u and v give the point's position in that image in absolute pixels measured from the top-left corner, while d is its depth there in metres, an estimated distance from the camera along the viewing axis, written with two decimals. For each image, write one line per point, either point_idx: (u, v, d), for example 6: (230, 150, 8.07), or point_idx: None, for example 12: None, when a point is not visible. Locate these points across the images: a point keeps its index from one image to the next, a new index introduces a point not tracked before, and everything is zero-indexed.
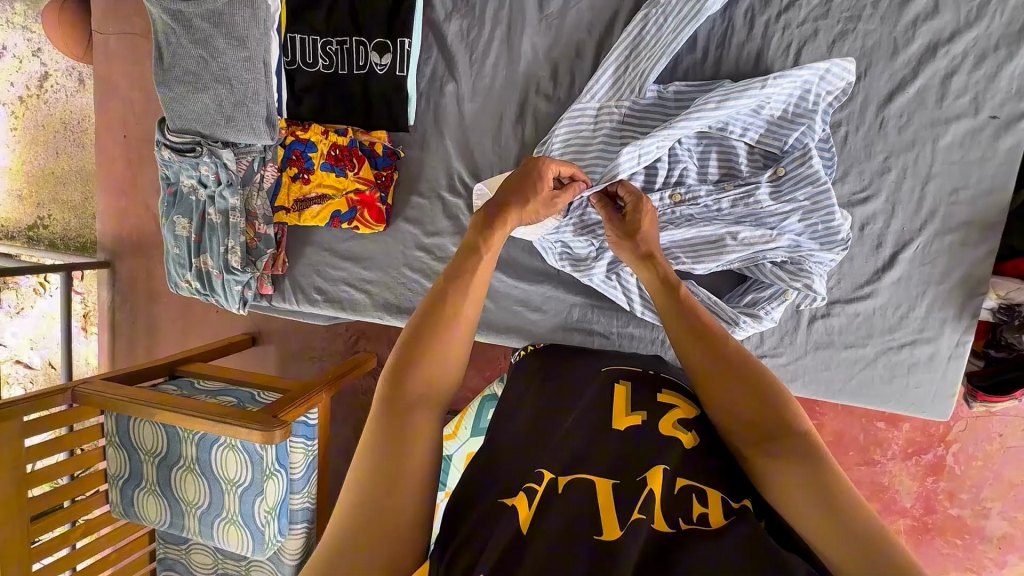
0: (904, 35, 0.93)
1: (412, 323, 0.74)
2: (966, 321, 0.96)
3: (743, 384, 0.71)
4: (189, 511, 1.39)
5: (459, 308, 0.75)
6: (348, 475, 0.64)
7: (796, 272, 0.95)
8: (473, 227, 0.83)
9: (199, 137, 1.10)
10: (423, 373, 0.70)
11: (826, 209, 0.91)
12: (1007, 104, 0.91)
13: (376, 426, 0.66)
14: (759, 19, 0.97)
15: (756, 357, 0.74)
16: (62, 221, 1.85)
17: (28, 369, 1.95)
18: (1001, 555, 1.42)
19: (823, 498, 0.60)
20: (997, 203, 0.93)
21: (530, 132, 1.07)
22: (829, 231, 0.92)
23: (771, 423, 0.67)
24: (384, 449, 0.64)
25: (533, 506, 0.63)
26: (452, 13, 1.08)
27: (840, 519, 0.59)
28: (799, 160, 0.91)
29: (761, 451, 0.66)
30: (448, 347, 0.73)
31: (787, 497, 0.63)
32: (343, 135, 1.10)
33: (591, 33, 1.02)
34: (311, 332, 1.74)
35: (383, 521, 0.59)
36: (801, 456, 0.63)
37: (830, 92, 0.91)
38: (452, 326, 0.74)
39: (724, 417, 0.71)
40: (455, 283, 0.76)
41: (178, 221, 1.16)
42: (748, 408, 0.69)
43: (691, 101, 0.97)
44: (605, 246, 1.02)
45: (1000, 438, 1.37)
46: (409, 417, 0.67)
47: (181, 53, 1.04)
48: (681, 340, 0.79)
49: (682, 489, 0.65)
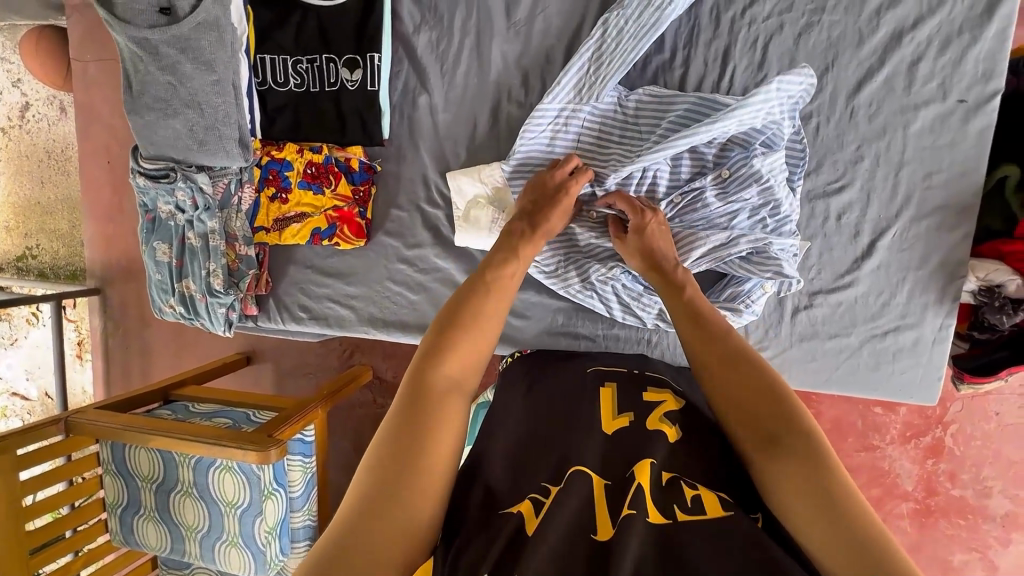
0: (868, 25, 0.94)
1: (445, 319, 0.76)
2: (948, 305, 0.97)
3: (761, 394, 0.70)
4: (189, 536, 1.39)
5: (491, 305, 0.78)
6: (366, 456, 0.64)
7: (764, 261, 0.95)
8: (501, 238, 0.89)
9: (173, 163, 1.10)
10: (452, 366, 0.72)
11: (772, 203, 0.94)
12: (974, 88, 0.91)
13: (400, 409, 0.67)
14: (724, 16, 0.98)
15: (765, 362, 0.73)
16: (51, 250, 1.85)
17: (24, 401, 1.93)
18: (1005, 534, 1.42)
19: (820, 498, 0.59)
20: (969, 185, 0.94)
21: (505, 140, 1.07)
22: (778, 220, 0.95)
23: (778, 423, 0.66)
24: (407, 425, 0.65)
25: (538, 515, 0.63)
26: (421, 25, 1.08)
27: (836, 519, 0.57)
28: (742, 162, 0.93)
29: (764, 449, 0.66)
30: (474, 346, 0.75)
31: (787, 500, 0.61)
32: (319, 152, 1.10)
33: (560, 38, 1.03)
34: (304, 348, 1.74)
35: (403, 500, 0.60)
36: (809, 470, 0.61)
37: (795, 95, 0.91)
38: (484, 328, 0.76)
39: (729, 415, 0.71)
40: (488, 285, 0.79)
41: (158, 247, 1.16)
42: (757, 407, 0.69)
43: (649, 112, 0.98)
44: (574, 261, 1.03)
45: (997, 417, 1.38)
46: (436, 402, 0.68)
47: (149, 81, 1.03)
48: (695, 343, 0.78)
49: (670, 480, 0.67)
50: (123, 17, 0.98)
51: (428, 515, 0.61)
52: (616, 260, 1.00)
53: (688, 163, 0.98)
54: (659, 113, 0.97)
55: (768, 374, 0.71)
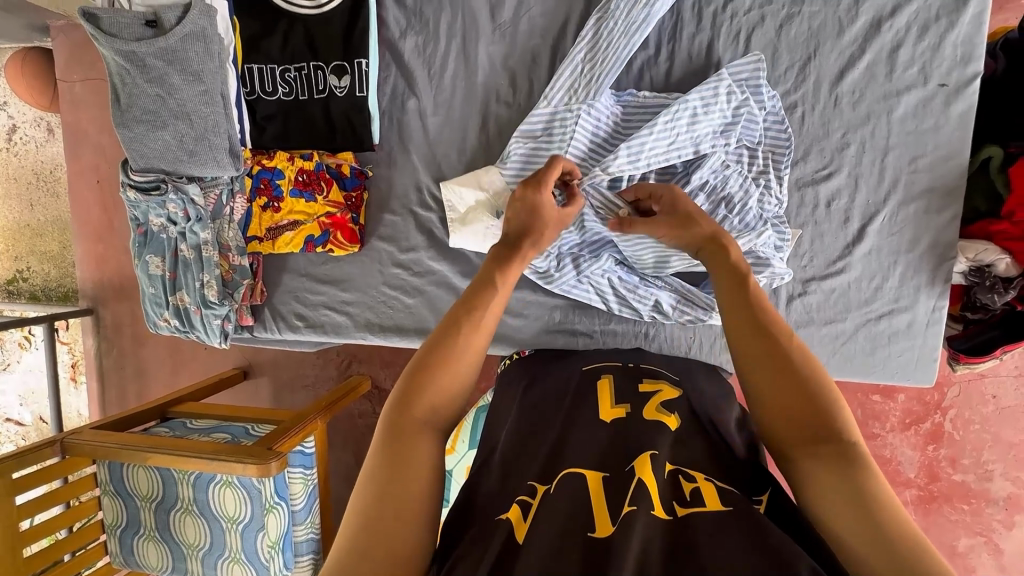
0: (848, 14, 0.95)
1: (420, 355, 0.72)
2: (939, 287, 0.98)
3: (805, 384, 0.66)
4: (191, 554, 1.37)
5: (476, 330, 0.74)
6: (348, 503, 0.63)
7: (754, 269, 0.97)
8: (493, 256, 0.82)
9: (163, 174, 1.09)
10: (430, 403, 0.69)
11: (725, 201, 0.96)
12: (954, 71, 0.93)
13: (382, 450, 0.66)
14: (706, 11, 0.99)
15: (814, 357, 0.69)
16: (43, 272, 1.83)
17: (20, 426, 1.90)
18: (1009, 517, 1.42)
19: (858, 502, 0.58)
20: (954, 167, 0.95)
21: (494, 141, 1.08)
22: (744, 224, 0.95)
23: (819, 422, 0.64)
24: (388, 465, 0.64)
25: (528, 518, 0.62)
26: (407, 30, 1.09)
27: (872, 524, 0.57)
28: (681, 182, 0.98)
29: (800, 446, 0.65)
30: (455, 376, 0.72)
31: (825, 494, 0.60)
32: (309, 160, 1.11)
33: (545, 38, 1.04)
34: (302, 360, 1.74)
35: (388, 551, 0.58)
36: (847, 467, 0.61)
37: (741, 77, 0.95)
38: (461, 355, 0.72)
39: (765, 408, 0.68)
40: (467, 309, 0.75)
41: (151, 260, 1.15)
42: (804, 405, 0.66)
43: (637, 116, 1.00)
44: (563, 254, 1.03)
45: (995, 400, 1.39)
46: (418, 444, 0.67)
47: (136, 93, 1.02)
48: (734, 320, 0.72)
49: (669, 474, 0.67)
50: (109, 31, 0.98)
51: (415, 557, 0.60)
52: (605, 252, 1.02)
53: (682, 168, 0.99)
54: (645, 120, 0.99)
55: (816, 372, 0.68)
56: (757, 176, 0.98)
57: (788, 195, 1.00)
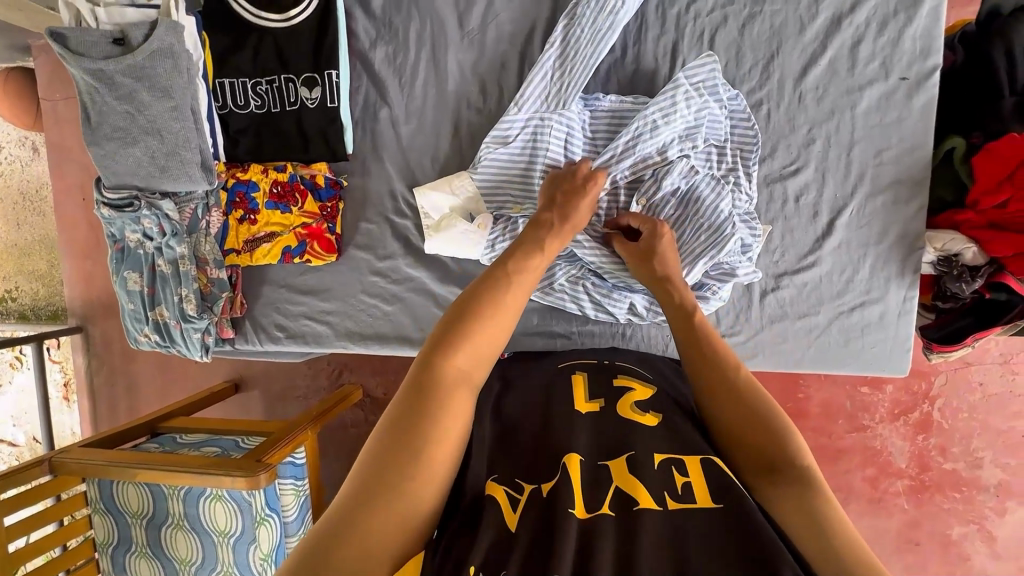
0: (808, 12, 0.97)
1: (440, 330, 0.70)
2: (909, 277, 0.99)
3: (757, 415, 0.70)
4: (183, 569, 1.36)
5: (512, 291, 0.74)
6: (365, 441, 0.63)
7: (721, 274, 0.98)
8: (533, 225, 0.85)
9: (136, 191, 1.09)
10: (464, 359, 0.69)
11: (693, 205, 0.97)
12: (914, 65, 0.95)
13: (407, 395, 0.65)
14: (670, 13, 1.00)
15: (765, 391, 0.72)
16: (30, 291, 1.83)
17: (12, 446, 1.90)
18: (1001, 503, 1.43)
19: (814, 523, 0.59)
20: (919, 159, 0.97)
21: (468, 148, 1.09)
22: (715, 230, 0.95)
23: (774, 448, 0.67)
24: (413, 410, 0.63)
25: (517, 510, 0.62)
26: (377, 40, 1.10)
27: (826, 542, 0.57)
28: (653, 187, 0.97)
29: (761, 476, 0.66)
30: (490, 336, 0.71)
31: (787, 517, 0.61)
32: (283, 171, 1.12)
33: (513, 45, 1.06)
34: (292, 371, 1.74)
35: (397, 498, 0.58)
36: (804, 492, 0.62)
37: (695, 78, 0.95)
38: (497, 314, 0.72)
39: (729, 440, 0.71)
40: (505, 269, 0.76)
41: (129, 276, 1.15)
42: (760, 436, 0.68)
43: (605, 126, 1.01)
44: None
45: (981, 387, 1.41)
46: (448, 398, 0.65)
47: (106, 111, 1.02)
48: (693, 360, 0.78)
49: (660, 463, 0.67)
50: (77, 50, 0.98)
51: (420, 512, 0.60)
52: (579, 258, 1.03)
53: (651, 176, 0.98)
54: (614, 127, 1.00)
55: (766, 402, 0.71)
56: (727, 173, 0.99)
57: (758, 192, 1.01)
